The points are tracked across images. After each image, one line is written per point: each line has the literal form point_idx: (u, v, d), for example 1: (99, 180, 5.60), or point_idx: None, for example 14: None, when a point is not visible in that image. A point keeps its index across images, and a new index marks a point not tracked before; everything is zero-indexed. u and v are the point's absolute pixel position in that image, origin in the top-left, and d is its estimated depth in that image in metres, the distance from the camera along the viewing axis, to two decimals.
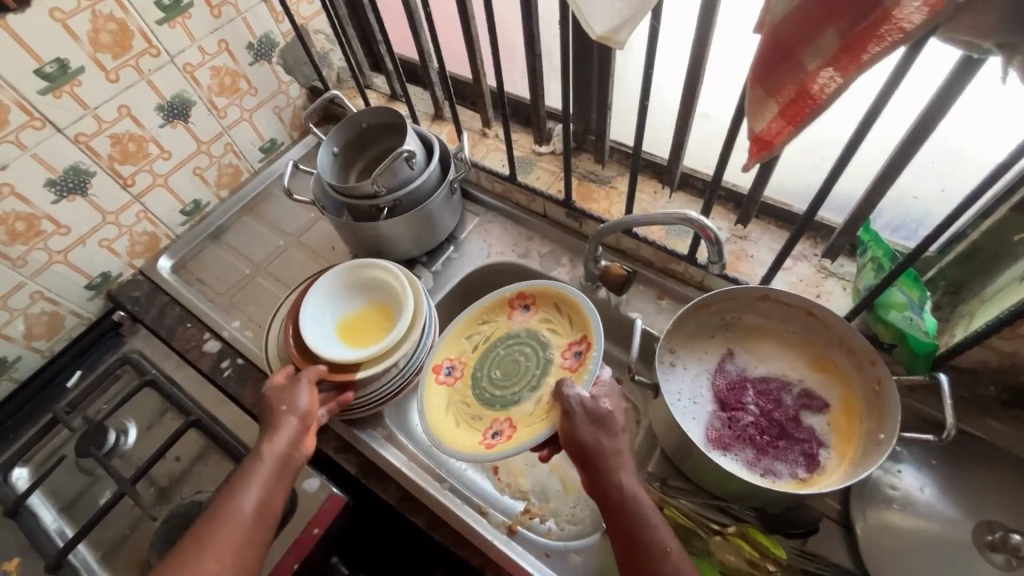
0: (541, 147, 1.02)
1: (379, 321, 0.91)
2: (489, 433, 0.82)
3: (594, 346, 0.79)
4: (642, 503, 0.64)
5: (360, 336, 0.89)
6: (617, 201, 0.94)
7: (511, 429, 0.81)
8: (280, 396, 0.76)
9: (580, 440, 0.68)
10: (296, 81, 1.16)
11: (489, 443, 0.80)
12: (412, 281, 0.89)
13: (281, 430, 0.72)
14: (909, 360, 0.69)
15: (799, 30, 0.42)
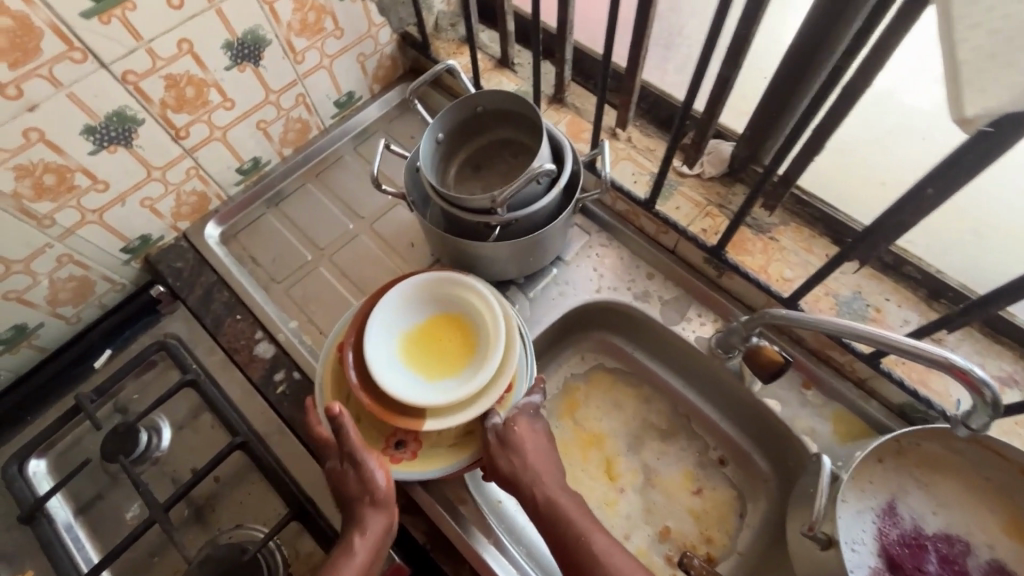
0: (687, 168, 0.82)
1: (451, 361, 0.73)
2: (393, 441, 0.71)
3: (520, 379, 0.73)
4: (559, 507, 0.65)
5: (424, 361, 0.73)
6: (778, 258, 0.75)
7: (416, 444, 0.71)
8: (350, 481, 0.65)
9: (497, 466, 0.67)
10: (389, 24, 0.94)
11: (393, 456, 0.70)
12: (506, 347, 0.71)
13: (367, 522, 0.63)
14: None
15: None
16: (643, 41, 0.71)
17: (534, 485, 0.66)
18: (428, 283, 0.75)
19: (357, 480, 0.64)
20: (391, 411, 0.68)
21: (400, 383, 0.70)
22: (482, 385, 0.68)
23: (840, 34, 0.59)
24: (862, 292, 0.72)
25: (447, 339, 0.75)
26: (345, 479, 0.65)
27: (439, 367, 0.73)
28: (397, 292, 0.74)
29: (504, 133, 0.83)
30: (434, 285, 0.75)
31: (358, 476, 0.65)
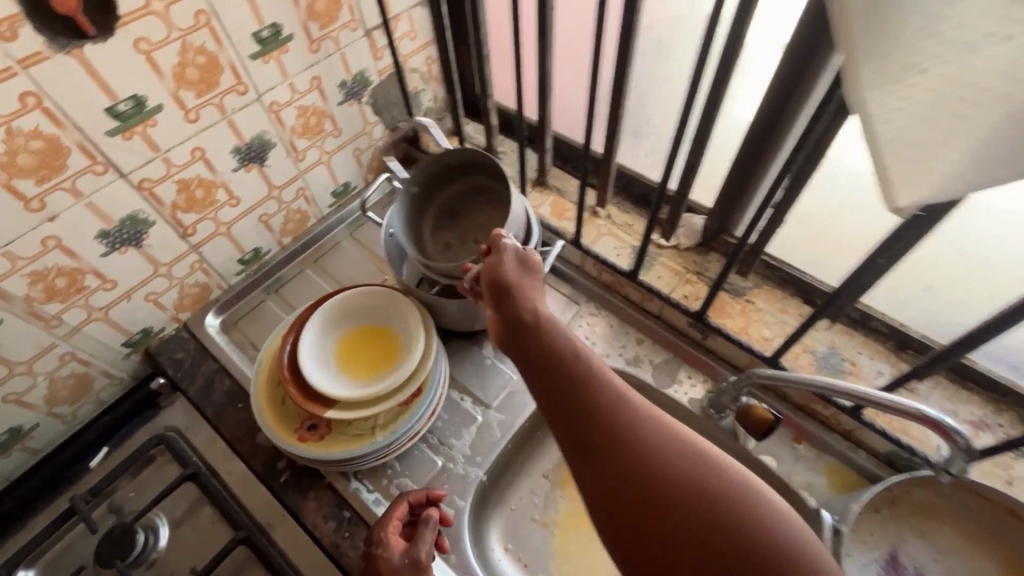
0: (665, 241, 0.89)
1: (376, 361, 0.79)
2: (306, 424, 0.75)
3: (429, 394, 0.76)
4: (558, 326, 0.57)
5: (355, 361, 0.79)
6: (755, 319, 0.81)
7: (327, 428, 0.75)
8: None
9: (497, 274, 0.63)
10: (382, 122, 1.02)
11: (301, 435, 0.74)
12: (424, 354, 0.76)
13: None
14: None
15: None
16: (615, 133, 0.79)
17: (535, 303, 0.60)
18: (362, 289, 0.83)
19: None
20: (308, 399, 0.74)
21: (324, 374, 0.76)
22: (390, 385, 0.74)
23: (787, 126, 0.68)
24: (837, 348, 0.78)
25: (376, 341, 0.81)
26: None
27: (364, 366, 0.79)
28: (339, 298, 0.82)
29: (478, 185, 0.90)
30: (367, 292, 0.83)
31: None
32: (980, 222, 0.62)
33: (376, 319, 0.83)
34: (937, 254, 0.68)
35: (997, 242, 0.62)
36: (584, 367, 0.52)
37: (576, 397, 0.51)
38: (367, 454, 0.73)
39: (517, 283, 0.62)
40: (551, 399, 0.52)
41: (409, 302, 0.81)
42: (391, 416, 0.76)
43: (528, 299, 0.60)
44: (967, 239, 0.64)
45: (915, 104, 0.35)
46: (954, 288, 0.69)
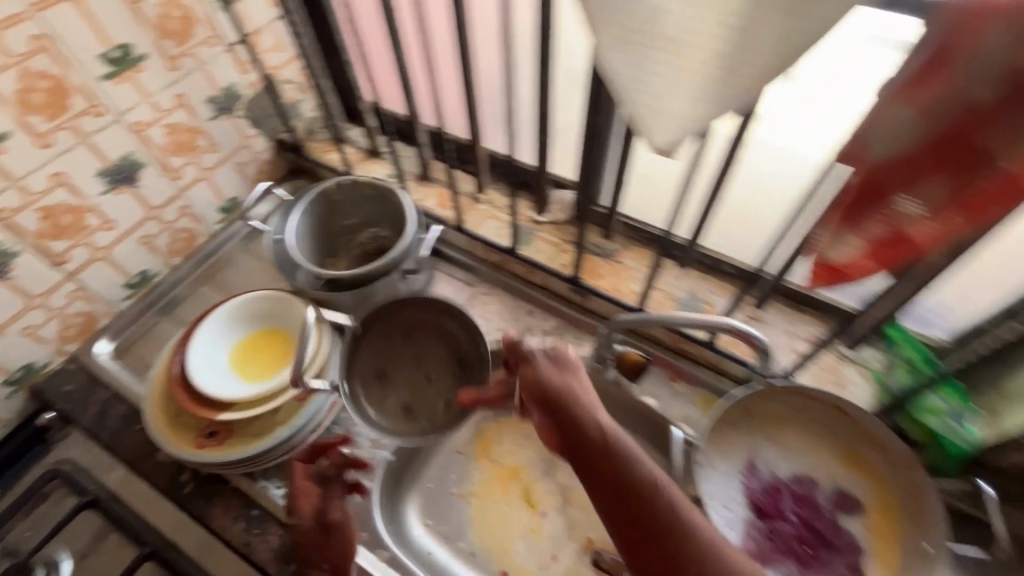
0: (541, 217, 0.96)
1: (272, 361, 0.81)
2: (203, 432, 0.76)
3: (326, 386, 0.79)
4: (626, 444, 0.54)
5: (253, 365, 0.81)
6: (625, 277, 0.90)
7: (225, 432, 0.76)
8: (317, 545, 0.67)
9: (540, 381, 0.60)
10: (262, 134, 1.04)
11: (199, 442, 0.75)
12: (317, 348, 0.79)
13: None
14: (939, 462, 0.68)
15: (904, 172, 0.39)
16: (476, 121, 0.85)
17: (596, 414, 0.57)
18: (251, 294, 0.84)
19: (328, 548, 0.67)
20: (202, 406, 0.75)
21: (218, 379, 0.77)
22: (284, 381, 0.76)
23: None
24: (696, 292, 0.85)
25: (271, 343, 0.83)
26: (311, 547, 0.67)
27: (259, 368, 0.80)
28: (228, 306, 0.83)
29: (414, 332, 0.84)
30: (257, 296, 0.84)
31: (328, 541, 0.68)
32: (752, 170, 0.71)
33: (270, 321, 0.85)
34: (735, 208, 0.77)
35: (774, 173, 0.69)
36: (669, 502, 0.50)
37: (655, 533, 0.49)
38: (269, 451, 0.75)
39: (564, 389, 0.59)
40: (634, 527, 0.50)
41: (303, 300, 0.84)
42: (290, 411, 0.78)
43: (586, 408, 0.57)
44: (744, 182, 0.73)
45: (641, 61, 0.43)
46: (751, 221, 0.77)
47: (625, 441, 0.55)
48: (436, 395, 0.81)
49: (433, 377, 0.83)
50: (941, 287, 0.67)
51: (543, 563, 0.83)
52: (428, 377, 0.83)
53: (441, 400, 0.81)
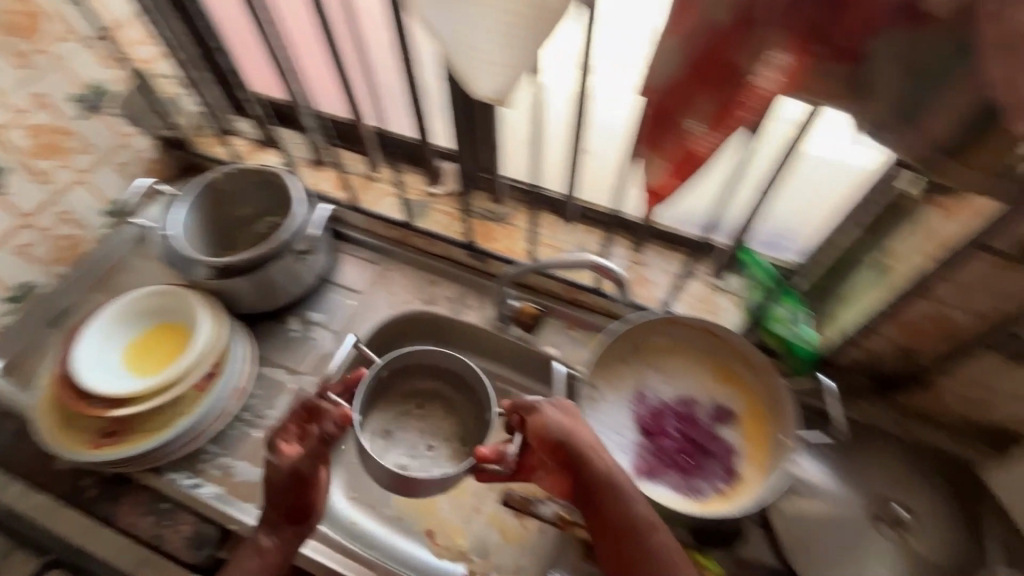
0: (435, 189, 0.99)
1: (170, 355, 0.81)
2: (102, 432, 0.75)
3: (227, 371, 0.79)
4: (629, 492, 0.62)
5: (146, 361, 0.80)
6: (518, 238, 0.94)
7: (126, 429, 0.75)
8: (279, 494, 0.63)
9: (551, 433, 0.63)
10: (142, 132, 1.01)
11: (96, 443, 0.74)
12: (213, 335, 0.79)
13: (281, 525, 0.64)
14: (796, 365, 0.77)
15: (676, 97, 0.45)
16: (353, 98, 0.86)
17: (607, 461, 0.63)
18: (138, 291, 0.82)
19: (291, 497, 0.63)
20: (96, 404, 0.73)
21: (110, 380, 0.76)
22: (180, 370, 0.76)
23: None
24: (584, 245, 0.90)
25: (166, 338, 0.82)
26: (275, 494, 0.63)
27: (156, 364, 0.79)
28: (115, 307, 0.81)
29: (426, 398, 0.88)
30: (145, 293, 0.83)
31: (293, 494, 0.63)
32: (606, 120, 0.75)
33: (163, 317, 0.83)
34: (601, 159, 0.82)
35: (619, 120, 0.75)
36: (658, 541, 0.61)
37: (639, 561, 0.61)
38: (174, 440, 0.75)
39: (578, 440, 0.63)
40: (617, 547, 0.62)
41: (194, 292, 0.82)
42: (191, 401, 0.77)
43: (597, 458, 0.63)
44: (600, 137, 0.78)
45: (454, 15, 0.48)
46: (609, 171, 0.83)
47: (628, 487, 0.62)
48: (430, 464, 0.83)
49: (433, 448, 0.85)
50: (775, 213, 0.77)
51: (467, 517, 0.86)
52: (429, 448, 0.85)
53: (433, 470, 0.82)
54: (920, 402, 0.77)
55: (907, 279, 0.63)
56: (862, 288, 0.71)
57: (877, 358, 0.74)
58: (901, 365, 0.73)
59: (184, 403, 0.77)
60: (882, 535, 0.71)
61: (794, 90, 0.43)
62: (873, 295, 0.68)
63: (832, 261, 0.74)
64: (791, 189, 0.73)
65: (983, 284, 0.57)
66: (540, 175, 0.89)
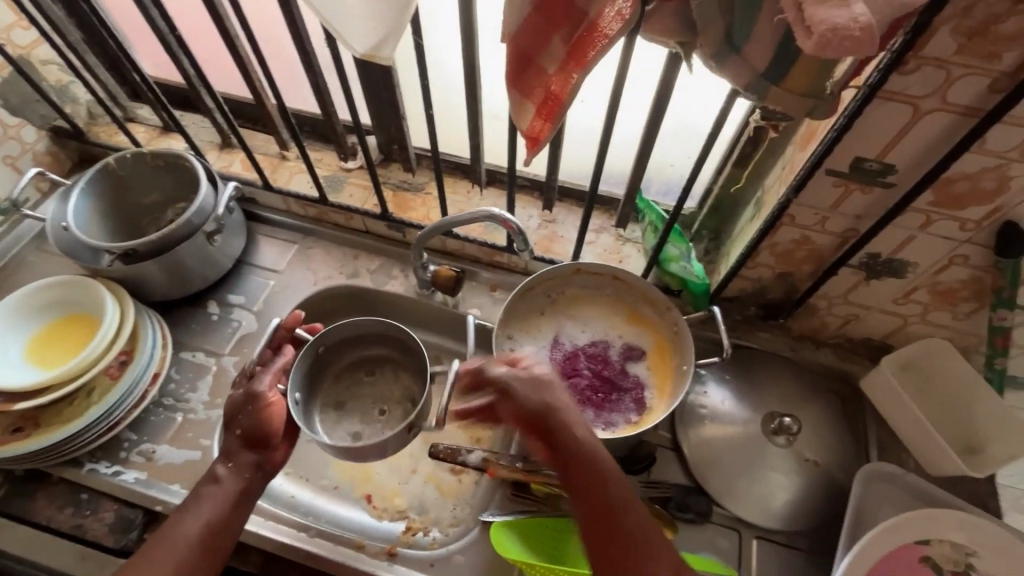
0: (348, 163, 0.99)
1: (76, 345, 0.79)
2: (9, 429, 0.73)
3: (138, 357, 0.78)
4: (601, 462, 0.60)
5: (52, 352, 0.78)
6: (434, 205, 0.96)
7: (34, 424, 0.73)
8: (237, 413, 0.67)
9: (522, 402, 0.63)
10: (30, 123, 0.96)
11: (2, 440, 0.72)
12: (120, 321, 0.77)
13: (239, 452, 0.65)
14: (694, 300, 0.84)
15: (530, 41, 0.48)
16: (250, 74, 0.85)
17: (578, 431, 0.61)
18: (34, 284, 0.80)
19: (248, 417, 0.67)
20: None
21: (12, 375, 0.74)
22: (84, 358, 0.74)
23: None
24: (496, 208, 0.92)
25: (71, 330, 0.80)
26: (234, 417, 0.67)
27: (63, 356, 0.78)
28: (11, 301, 0.78)
29: (375, 364, 0.86)
30: (41, 286, 0.80)
31: (251, 409, 0.67)
32: (497, 80, 0.78)
33: (65, 309, 0.81)
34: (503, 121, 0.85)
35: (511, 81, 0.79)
36: (633, 516, 0.58)
37: (615, 541, 0.57)
38: (85, 430, 0.73)
39: (549, 411, 0.62)
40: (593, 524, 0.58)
41: (95, 280, 0.80)
42: (101, 390, 0.76)
43: (569, 428, 0.61)
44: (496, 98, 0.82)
45: None
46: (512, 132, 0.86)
47: (600, 458, 0.60)
48: (382, 429, 0.83)
49: (386, 413, 0.85)
50: (659, 162, 0.83)
51: (404, 477, 0.88)
52: (381, 414, 0.84)
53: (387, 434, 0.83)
54: (804, 325, 0.85)
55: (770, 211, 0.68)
56: (744, 224, 0.77)
57: (762, 287, 0.81)
58: (783, 291, 0.80)
59: (94, 393, 0.75)
60: (774, 444, 0.80)
61: (632, 27, 0.46)
62: (750, 229, 0.75)
63: (715, 200, 0.80)
64: (666, 136, 0.79)
65: (829, 206, 0.65)
66: (448, 143, 0.91)
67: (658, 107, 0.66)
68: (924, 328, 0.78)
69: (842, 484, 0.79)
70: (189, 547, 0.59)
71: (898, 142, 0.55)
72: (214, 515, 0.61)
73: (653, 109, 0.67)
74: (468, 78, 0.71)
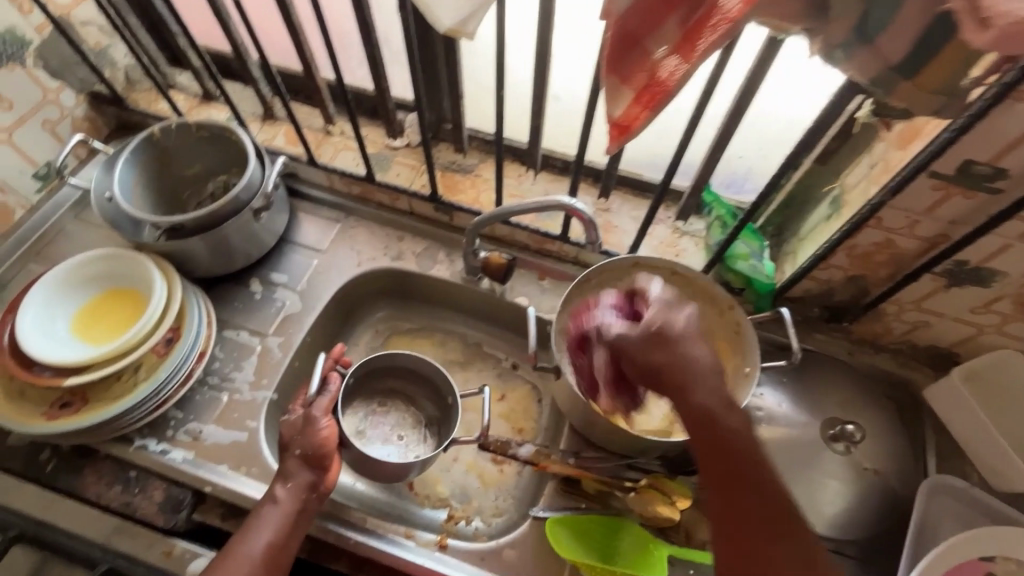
0: (395, 141, 0.95)
1: (122, 322, 0.77)
2: (56, 403, 0.72)
3: (186, 335, 0.76)
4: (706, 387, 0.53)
5: (100, 327, 0.77)
6: (484, 188, 0.92)
7: (83, 400, 0.72)
8: (295, 435, 0.67)
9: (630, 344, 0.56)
10: (69, 86, 0.93)
11: (51, 414, 0.70)
12: (168, 299, 0.76)
13: (298, 471, 0.65)
14: (756, 299, 0.82)
15: (640, 22, 0.45)
16: (302, 44, 0.81)
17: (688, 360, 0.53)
18: (79, 257, 0.78)
19: (305, 438, 0.66)
20: (48, 374, 0.70)
21: (61, 350, 0.72)
22: (133, 335, 0.72)
23: None
24: (550, 194, 0.89)
25: (115, 305, 0.78)
26: (294, 438, 0.67)
27: (109, 333, 0.76)
28: (55, 275, 0.76)
29: (387, 396, 0.85)
30: (87, 259, 0.78)
31: (308, 431, 0.68)
32: (567, 61, 0.74)
33: (110, 284, 0.79)
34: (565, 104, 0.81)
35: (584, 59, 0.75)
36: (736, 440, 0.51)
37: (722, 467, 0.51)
38: (134, 408, 0.72)
39: (660, 339, 0.55)
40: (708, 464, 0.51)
41: (142, 254, 0.78)
42: (149, 367, 0.74)
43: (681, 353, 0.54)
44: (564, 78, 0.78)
45: None
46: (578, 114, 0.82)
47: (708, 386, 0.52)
48: (404, 452, 0.83)
49: (404, 437, 0.84)
50: (737, 154, 0.78)
51: (446, 465, 0.86)
52: (400, 439, 0.83)
53: (411, 455, 0.82)
54: (868, 329, 0.82)
55: (856, 211, 0.65)
56: (818, 224, 0.74)
57: (831, 288, 0.78)
58: (851, 295, 0.77)
59: (143, 371, 0.74)
60: (832, 451, 0.78)
61: (763, 12, 0.42)
62: (826, 230, 0.71)
63: (788, 196, 0.77)
64: (752, 125, 0.74)
65: (923, 209, 0.61)
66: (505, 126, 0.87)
67: (745, 95, 0.62)
68: (998, 340, 0.75)
69: (901, 495, 0.77)
70: (252, 564, 0.60)
71: (1018, 146, 0.52)
72: (275, 535, 0.62)
73: (739, 97, 0.63)
74: (542, 58, 0.67)
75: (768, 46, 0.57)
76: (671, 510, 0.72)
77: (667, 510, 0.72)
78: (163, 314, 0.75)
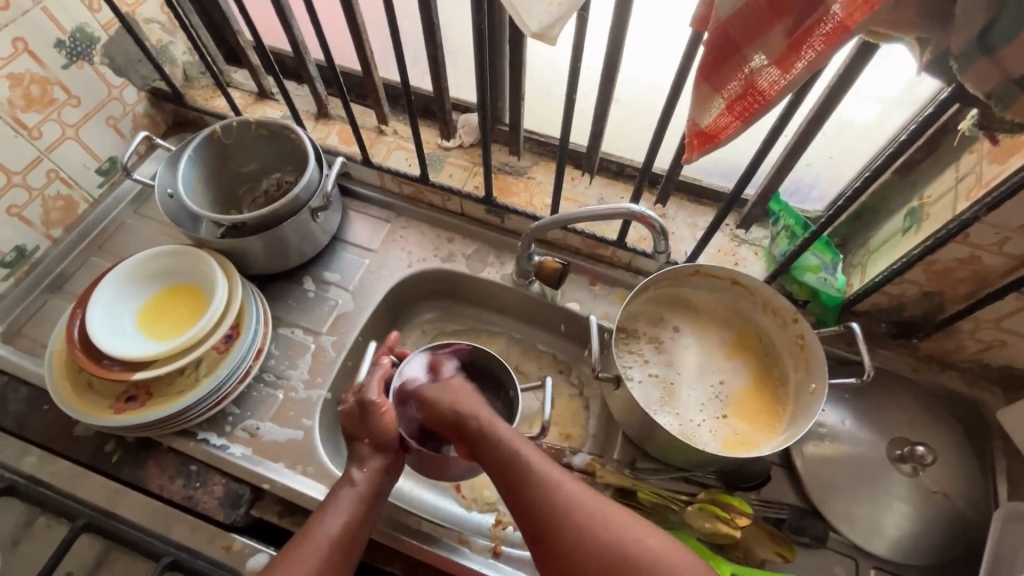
0: (448, 142, 0.95)
1: (183, 319, 0.78)
2: (122, 397, 0.73)
3: (245, 334, 0.77)
4: (499, 432, 0.61)
5: (163, 324, 0.78)
6: (537, 191, 0.91)
7: (146, 394, 0.73)
8: (356, 424, 0.67)
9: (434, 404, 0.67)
10: (131, 83, 0.94)
11: (118, 407, 0.72)
12: (229, 299, 0.76)
13: (370, 457, 0.66)
14: (821, 313, 0.79)
15: (743, 29, 0.42)
16: (364, 45, 0.81)
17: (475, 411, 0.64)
18: (146, 253, 0.79)
19: (370, 426, 0.66)
20: (114, 368, 0.71)
21: (127, 345, 0.74)
22: (195, 334, 0.73)
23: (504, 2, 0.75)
24: (604, 199, 0.87)
25: (178, 302, 0.80)
26: (360, 426, 0.67)
27: (171, 329, 0.77)
28: (123, 269, 0.78)
29: None
30: (152, 255, 0.79)
31: (368, 419, 0.66)
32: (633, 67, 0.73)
33: (173, 280, 0.81)
34: (626, 109, 0.80)
35: (652, 63, 0.74)
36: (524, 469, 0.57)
37: (529, 503, 0.55)
38: (195, 403, 0.73)
39: (454, 401, 0.66)
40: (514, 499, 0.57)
41: (206, 253, 0.79)
42: (210, 365, 0.75)
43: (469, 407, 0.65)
44: (628, 82, 0.77)
45: None
46: (641, 118, 0.81)
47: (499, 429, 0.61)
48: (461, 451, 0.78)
49: None
50: (809, 162, 0.76)
51: None
52: None
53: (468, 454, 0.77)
54: (937, 346, 0.79)
55: (941, 226, 0.62)
56: (893, 236, 0.71)
57: (902, 303, 0.75)
58: (923, 310, 0.75)
59: (204, 368, 0.75)
60: (899, 472, 0.75)
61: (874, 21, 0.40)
62: (903, 244, 0.68)
63: (861, 207, 0.74)
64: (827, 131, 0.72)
65: (1017, 226, 0.58)
66: None
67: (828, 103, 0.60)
68: None
69: (970, 520, 0.74)
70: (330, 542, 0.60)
71: None
72: (354, 514, 0.63)
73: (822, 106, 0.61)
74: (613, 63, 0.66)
75: (859, 52, 0.54)
76: (731, 528, 0.70)
77: (726, 528, 0.70)
78: (224, 312, 0.76)
